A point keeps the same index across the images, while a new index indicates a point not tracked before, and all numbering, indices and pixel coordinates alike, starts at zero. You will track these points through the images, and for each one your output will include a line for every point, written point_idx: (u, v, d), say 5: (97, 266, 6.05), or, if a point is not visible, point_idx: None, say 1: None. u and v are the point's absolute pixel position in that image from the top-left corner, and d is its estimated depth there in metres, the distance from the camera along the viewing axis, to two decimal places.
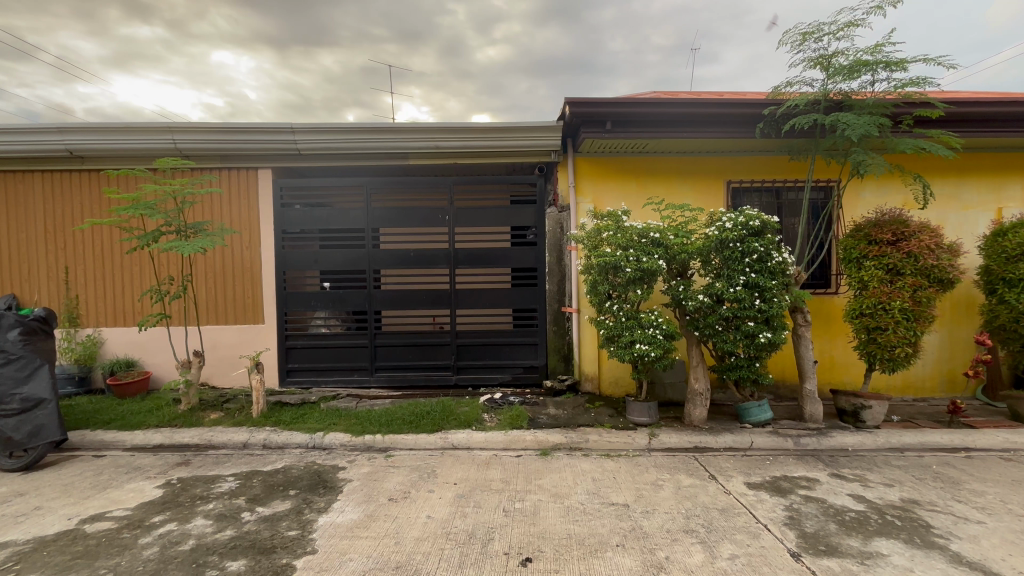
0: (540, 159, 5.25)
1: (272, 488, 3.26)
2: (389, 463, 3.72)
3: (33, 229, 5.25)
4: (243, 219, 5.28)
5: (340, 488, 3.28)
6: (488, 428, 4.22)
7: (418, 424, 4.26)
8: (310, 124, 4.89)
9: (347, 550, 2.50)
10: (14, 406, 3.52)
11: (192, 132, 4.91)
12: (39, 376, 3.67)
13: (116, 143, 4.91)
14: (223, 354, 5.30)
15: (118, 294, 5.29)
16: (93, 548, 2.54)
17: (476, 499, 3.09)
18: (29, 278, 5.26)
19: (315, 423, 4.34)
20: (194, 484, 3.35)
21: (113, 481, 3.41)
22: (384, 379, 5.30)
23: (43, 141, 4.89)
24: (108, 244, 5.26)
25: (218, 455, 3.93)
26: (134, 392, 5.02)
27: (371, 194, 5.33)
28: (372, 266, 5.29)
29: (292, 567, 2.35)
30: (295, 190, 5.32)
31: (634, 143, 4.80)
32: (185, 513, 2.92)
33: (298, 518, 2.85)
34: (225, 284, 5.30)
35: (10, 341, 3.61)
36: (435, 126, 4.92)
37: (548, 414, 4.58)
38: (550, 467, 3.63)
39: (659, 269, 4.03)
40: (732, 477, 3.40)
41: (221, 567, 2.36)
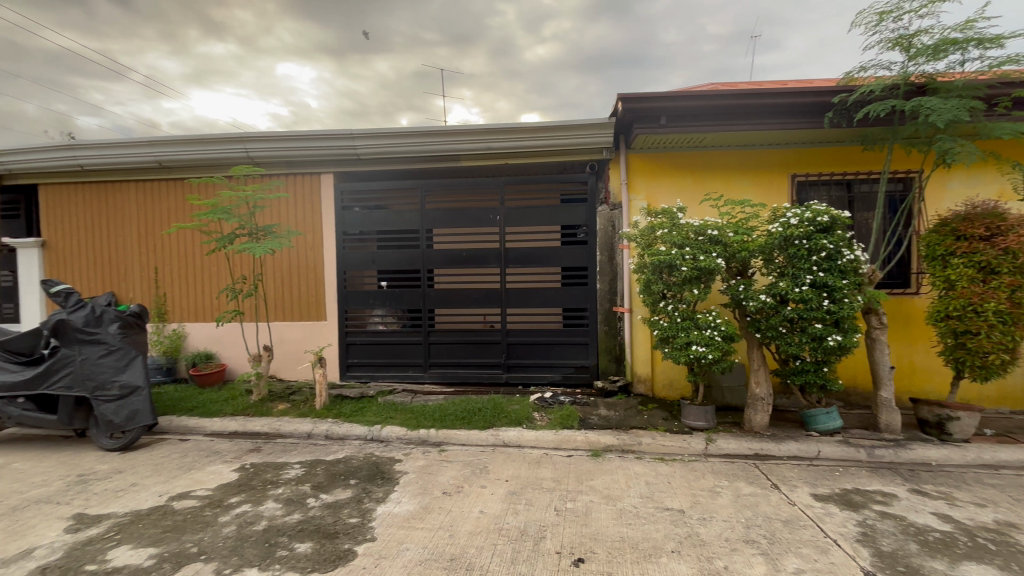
0: (591, 157, 5.19)
1: (334, 477, 3.45)
2: (442, 457, 3.82)
3: (127, 233, 5.82)
4: (307, 222, 5.60)
5: (397, 479, 3.41)
6: (539, 427, 4.23)
7: (469, 421, 4.35)
8: (369, 131, 5.11)
9: (404, 539, 2.60)
10: (115, 392, 3.94)
11: (263, 141, 5.25)
12: (134, 365, 4.08)
13: (197, 153, 5.34)
14: (290, 349, 5.65)
15: (198, 291, 5.76)
16: (180, 523, 2.79)
17: (527, 496, 3.11)
18: (126, 277, 5.85)
19: (373, 417, 4.53)
20: (265, 469, 3.59)
21: (195, 463, 3.73)
22: (437, 375, 5.45)
23: (136, 154, 5.41)
24: (190, 246, 5.74)
25: (285, 443, 4.20)
26: (212, 382, 5.46)
27: (425, 196, 5.48)
28: (425, 266, 5.45)
29: (353, 552, 2.47)
30: (354, 193, 5.57)
31: (690, 137, 4.64)
32: (258, 496, 3.15)
33: (358, 506, 2.99)
34: (291, 283, 5.64)
35: (111, 333, 4.02)
36: (486, 128, 4.99)
37: (599, 415, 4.53)
38: (601, 468, 3.59)
39: (718, 267, 3.88)
40: (797, 488, 3.21)
41: (291, 548, 2.52)
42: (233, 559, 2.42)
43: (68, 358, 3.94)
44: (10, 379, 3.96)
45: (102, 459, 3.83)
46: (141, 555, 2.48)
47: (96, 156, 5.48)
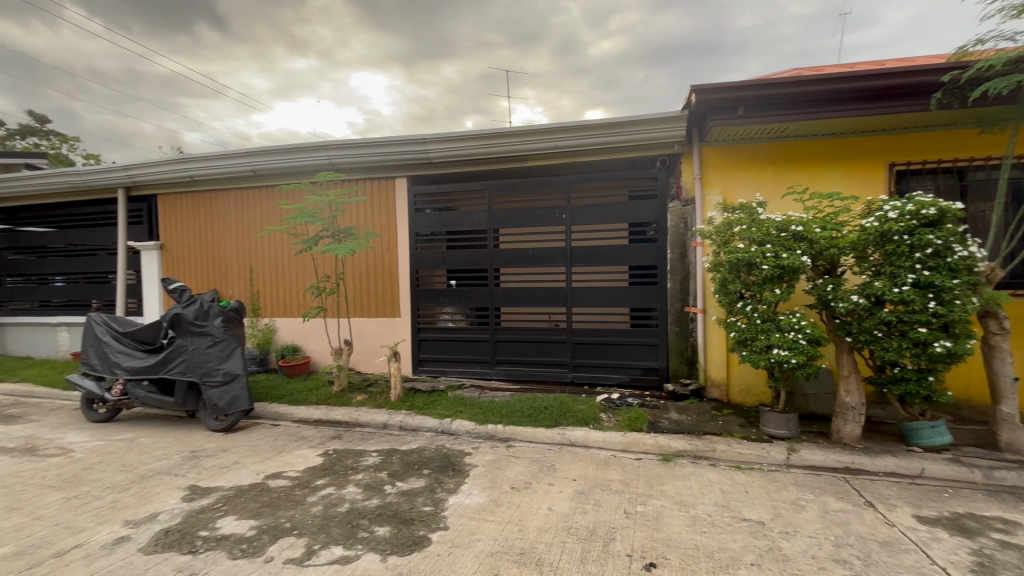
0: (662, 151, 5.02)
1: (409, 466, 3.62)
2: (510, 453, 3.89)
3: (227, 236, 6.46)
4: (383, 224, 5.91)
5: (467, 471, 3.52)
6: (606, 428, 4.18)
7: (536, 418, 4.38)
8: (439, 135, 5.30)
9: (475, 530, 2.68)
10: (219, 379, 4.40)
11: (343, 148, 5.61)
12: (235, 355, 4.52)
13: (286, 162, 5.81)
14: (367, 344, 6.00)
15: (287, 289, 6.26)
16: (275, 500, 3.06)
17: (596, 497, 3.09)
18: (227, 276, 6.50)
19: (443, 410, 4.69)
20: (346, 455, 3.85)
21: (286, 447, 4.07)
22: (504, 372, 5.54)
23: (235, 164, 5.99)
24: (281, 247, 6.25)
25: (363, 432, 4.46)
26: (299, 373, 5.93)
27: (493, 197, 5.59)
28: (492, 265, 5.56)
29: (428, 539, 2.58)
30: (426, 196, 5.79)
31: (772, 127, 4.36)
32: (341, 480, 3.38)
33: (431, 496, 3.12)
34: (368, 281, 5.98)
35: (216, 326, 4.48)
36: (553, 126, 4.99)
37: (670, 418, 4.39)
38: (672, 473, 3.48)
39: (803, 266, 3.61)
40: (896, 508, 2.93)
41: (371, 531, 2.68)
42: (320, 536, 2.62)
43: (182, 347, 4.45)
44: (137, 364, 4.56)
45: (209, 439, 4.28)
46: (244, 525, 2.76)
47: (203, 168, 6.13)
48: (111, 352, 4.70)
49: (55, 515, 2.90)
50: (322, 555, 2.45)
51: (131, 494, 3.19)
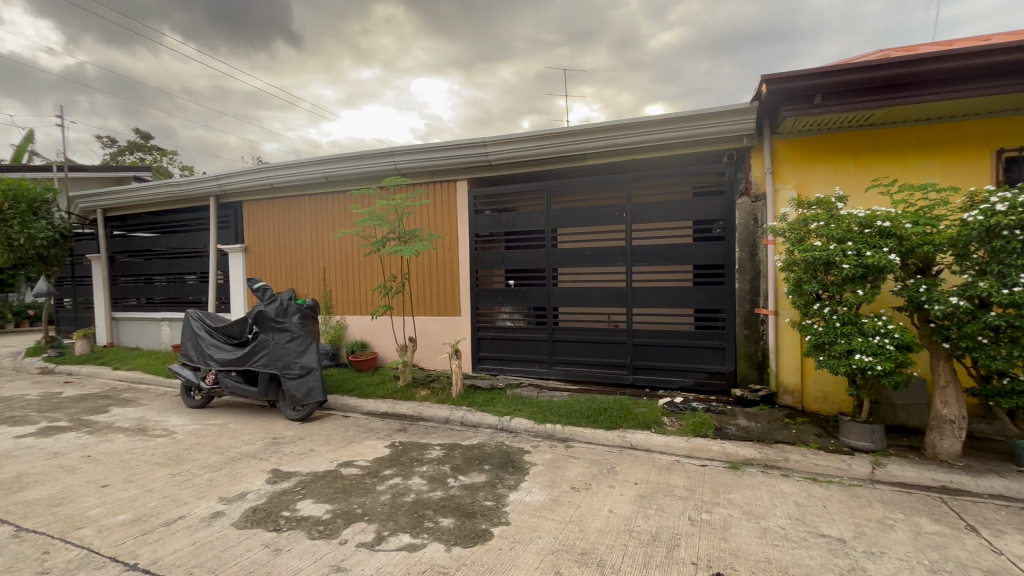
0: (729, 145, 4.80)
1: (470, 461, 3.72)
2: (569, 453, 3.88)
3: (303, 239, 6.93)
4: (445, 225, 6.08)
5: (527, 469, 3.56)
6: (669, 433, 4.07)
7: (595, 419, 4.34)
8: (499, 137, 5.39)
9: (536, 527, 2.71)
10: (297, 371, 4.73)
11: (408, 154, 5.86)
12: (310, 350, 4.83)
13: (356, 168, 6.16)
14: (429, 342, 6.22)
15: (357, 288, 6.62)
16: (347, 486, 3.26)
17: (658, 502, 3.02)
18: (304, 275, 6.98)
19: (503, 408, 4.78)
20: (411, 448, 4.02)
21: (356, 438, 4.31)
22: (562, 372, 5.54)
23: (310, 172, 6.41)
24: (351, 249, 6.62)
25: (427, 426, 4.64)
26: (367, 367, 6.25)
27: (551, 197, 5.59)
28: (551, 265, 5.57)
29: (490, 533, 2.65)
30: (485, 197, 5.90)
31: (854, 115, 4.04)
32: (407, 471, 3.54)
33: (492, 491, 3.20)
34: (431, 281, 6.19)
35: (294, 322, 4.82)
36: (613, 124, 4.91)
37: (738, 425, 4.19)
38: (740, 481, 3.33)
39: (890, 264, 3.33)
40: (1004, 534, 2.63)
41: (436, 521, 2.79)
42: (389, 523, 2.76)
43: (264, 342, 4.85)
44: (228, 356, 5.02)
45: (288, 427, 4.63)
46: (320, 509, 2.96)
47: (282, 175, 6.61)
48: (206, 345, 5.20)
49: (163, 488, 3.26)
50: (391, 541, 2.58)
51: (224, 473, 3.52)
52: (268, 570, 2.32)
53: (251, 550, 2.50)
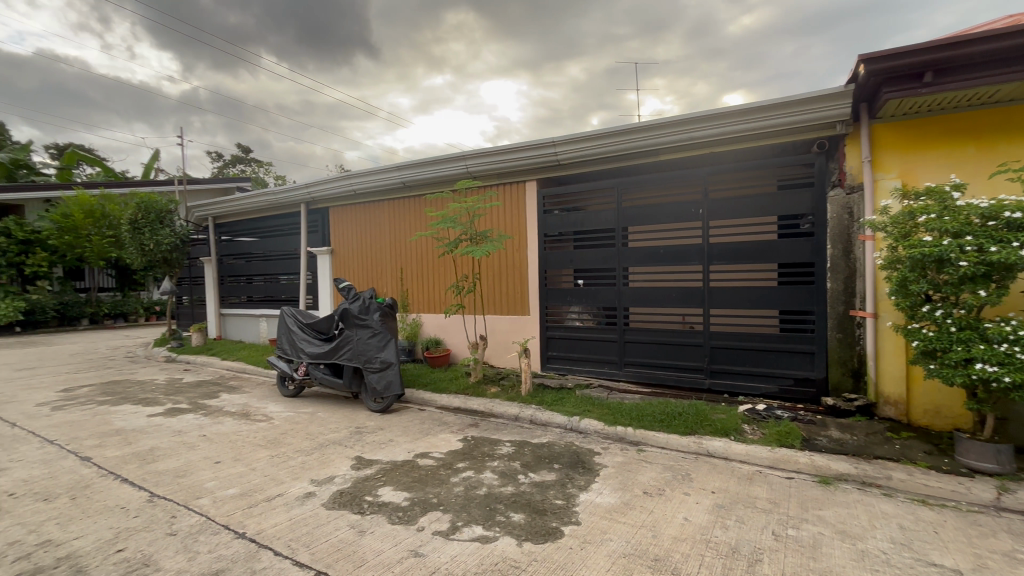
0: (821, 133, 4.42)
1: (540, 459, 3.76)
2: (641, 457, 3.79)
3: (382, 241, 7.35)
4: (514, 226, 6.17)
5: (597, 471, 3.53)
6: (750, 441, 3.84)
7: (669, 424, 4.20)
8: (568, 136, 5.39)
9: (607, 530, 2.68)
10: (378, 366, 5.04)
11: (480, 157, 6.02)
12: (390, 346, 5.12)
13: (430, 173, 6.44)
14: (499, 340, 6.34)
15: (431, 287, 6.91)
16: (424, 477, 3.43)
17: (738, 513, 2.87)
18: (383, 275, 7.41)
19: (572, 408, 4.77)
20: (483, 443, 4.14)
21: (431, 430, 4.51)
22: (632, 374, 5.41)
23: (389, 177, 6.81)
24: (425, 250, 6.92)
25: (497, 423, 4.74)
26: (440, 363, 6.51)
27: (621, 194, 5.47)
28: (621, 265, 5.46)
29: (560, 531, 2.66)
30: (554, 197, 5.90)
31: (973, 92, 3.57)
32: (479, 465, 3.65)
33: (563, 490, 3.21)
34: (501, 280, 6.30)
35: (375, 320, 5.13)
36: (688, 116, 4.72)
37: (830, 436, 3.86)
38: (832, 498, 3.07)
39: (1022, 262, 2.90)
40: None
41: (508, 516, 2.85)
42: (462, 514, 2.87)
43: (349, 337, 5.21)
44: (317, 350, 5.46)
45: (370, 417, 4.94)
46: (399, 496, 3.14)
47: (364, 181, 7.06)
48: (299, 339, 5.69)
49: (264, 468, 3.63)
50: (464, 531, 2.67)
51: (315, 458, 3.83)
52: (354, 549, 2.51)
53: (339, 530, 2.71)
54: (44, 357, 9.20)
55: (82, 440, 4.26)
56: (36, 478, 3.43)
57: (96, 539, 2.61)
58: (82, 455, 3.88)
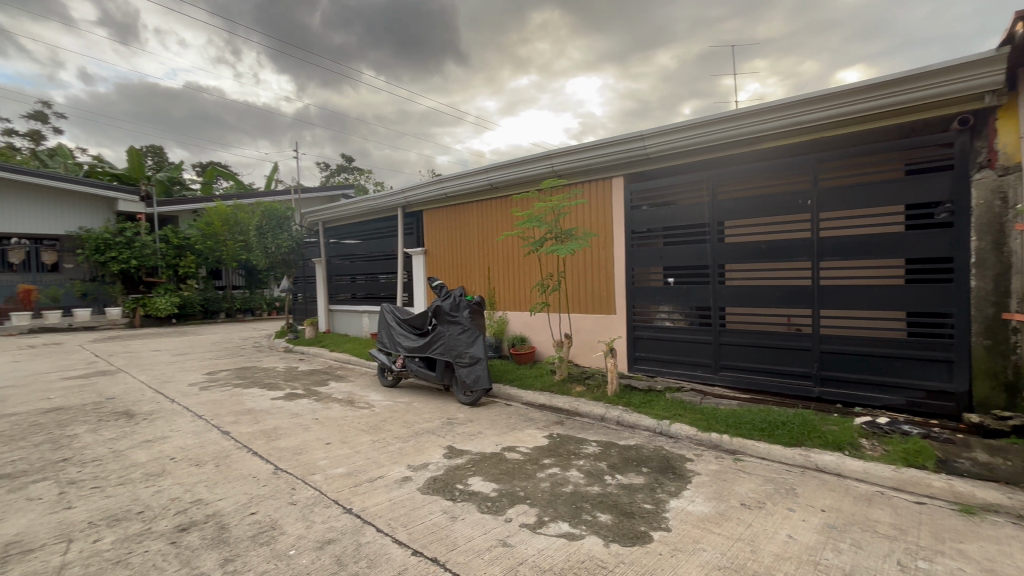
0: (963, 107, 3.81)
1: (628, 461, 3.68)
2: (738, 467, 3.56)
3: (471, 241, 7.64)
4: (600, 223, 6.08)
5: (689, 478, 3.38)
6: (869, 458, 3.44)
7: (771, 434, 3.89)
8: (657, 128, 5.21)
9: (700, 539, 2.57)
10: (467, 360, 5.26)
11: (566, 155, 6.03)
12: (478, 342, 5.32)
13: (516, 173, 6.58)
14: (585, 339, 6.28)
15: (517, 286, 7.04)
16: (511, 470, 3.52)
17: (853, 536, 2.59)
18: (471, 274, 7.71)
19: (662, 411, 4.60)
20: (568, 441, 4.15)
21: (517, 425, 4.61)
22: (729, 379, 5.08)
23: (477, 178, 7.07)
24: (511, 249, 7.08)
25: (583, 422, 4.72)
26: (526, 361, 6.63)
27: (716, 186, 5.16)
28: (717, 262, 5.15)
29: (650, 536, 2.60)
30: (643, 192, 5.71)
31: None
32: (565, 462, 3.67)
33: (652, 494, 3.12)
34: (586, 279, 6.24)
35: (464, 316, 5.38)
36: (793, 98, 4.32)
37: (974, 459, 3.33)
38: (977, 531, 2.64)
39: None
40: None
41: (595, 515, 2.84)
42: (549, 510, 2.91)
43: (441, 333, 5.50)
44: (412, 344, 5.84)
45: (460, 409, 5.17)
46: (488, 487, 3.26)
47: (455, 184, 7.41)
48: (396, 334, 6.12)
49: (367, 451, 3.96)
50: (551, 527, 2.71)
51: (411, 445, 4.10)
52: (447, 534, 2.65)
53: (433, 514, 2.88)
54: (193, 345, 10.83)
55: (223, 417, 4.96)
56: (190, 446, 4.07)
57: (235, 502, 3.04)
58: (223, 429, 4.53)
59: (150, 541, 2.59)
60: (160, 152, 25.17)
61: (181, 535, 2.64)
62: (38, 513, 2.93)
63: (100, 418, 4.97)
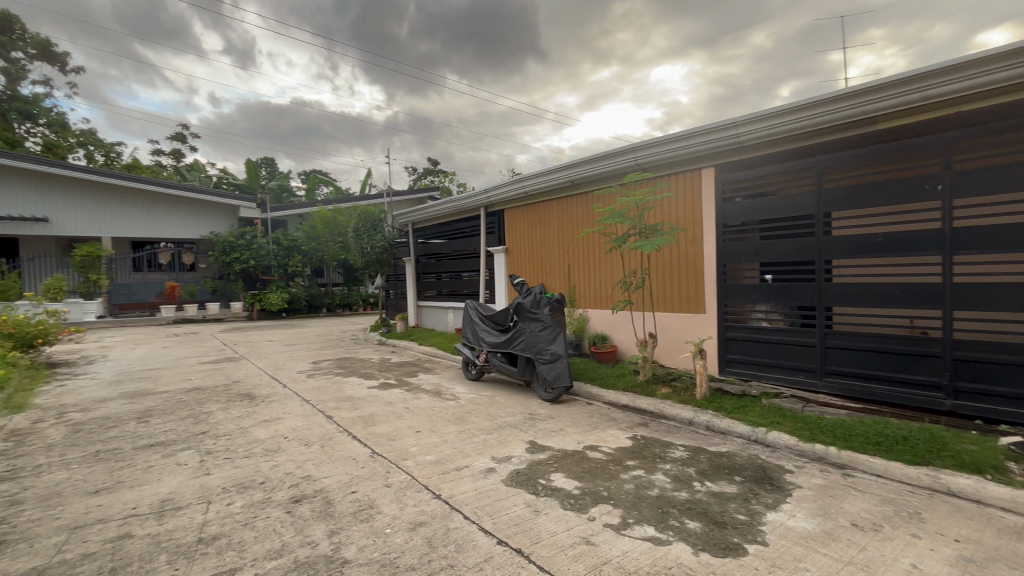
0: None
1: (718, 468, 3.49)
2: (848, 483, 3.22)
3: (551, 239, 7.66)
4: (688, 217, 5.80)
5: (789, 490, 3.12)
6: (1018, 485, 2.94)
7: (889, 449, 3.48)
8: (751, 114, 4.86)
9: (802, 558, 2.37)
10: (548, 357, 5.29)
11: (650, 148, 5.84)
12: (558, 339, 5.33)
13: (598, 169, 6.48)
14: (670, 339, 6.04)
15: (598, 283, 6.94)
16: (593, 469, 3.50)
17: (997, 573, 2.24)
18: (552, 272, 7.73)
19: (757, 418, 4.30)
20: (653, 444, 4.02)
21: (599, 425, 4.56)
22: (836, 386, 4.62)
23: (557, 175, 7.08)
24: (593, 246, 6.99)
25: (668, 425, 4.55)
26: (607, 360, 6.53)
27: (822, 174, 4.71)
28: (822, 256, 4.69)
29: (744, 549, 2.45)
30: (735, 183, 5.36)
31: None
32: (650, 465, 3.56)
33: (746, 505, 2.93)
34: (672, 276, 5.98)
35: (545, 314, 5.42)
36: (916, 72, 3.80)
37: None
38: None
39: None
40: None
41: (682, 522, 2.73)
42: (633, 512, 2.85)
43: (523, 330, 5.60)
44: (495, 340, 6.00)
45: (541, 405, 5.22)
46: (570, 484, 3.26)
47: (535, 182, 7.48)
48: (479, 329, 6.33)
49: (453, 441, 4.15)
50: (636, 529, 2.65)
51: (494, 438, 4.22)
52: (531, 527, 2.70)
53: (517, 507, 2.95)
54: (300, 336, 12.01)
55: (327, 402, 5.46)
56: (300, 427, 4.54)
57: (338, 480, 3.34)
58: (326, 414, 4.99)
59: (270, 509, 2.94)
60: (272, 163, 28.14)
61: (295, 506, 2.96)
62: (185, 477, 3.44)
63: (229, 398, 5.70)
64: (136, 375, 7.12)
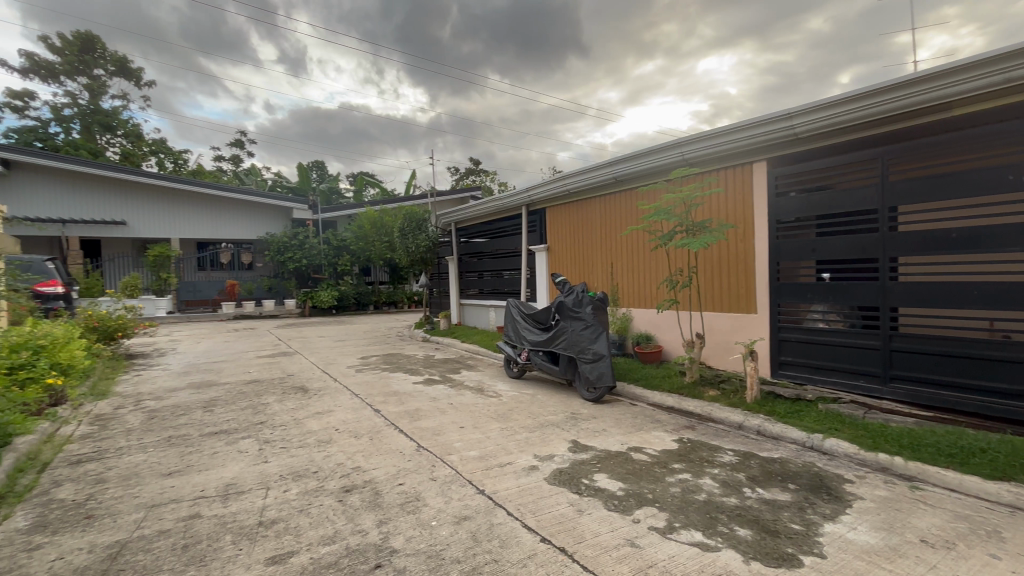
0: None
1: (770, 475, 3.35)
2: (917, 496, 3.01)
3: (594, 237, 7.57)
4: (739, 213, 5.57)
5: (849, 501, 2.95)
6: None
7: (964, 462, 3.22)
8: (808, 104, 4.61)
9: (863, 573, 2.24)
10: (591, 356, 5.24)
11: (698, 142, 5.66)
12: (601, 338, 5.27)
13: (642, 165, 6.35)
14: (718, 339, 5.84)
15: (642, 282, 6.80)
16: (638, 471, 3.44)
17: None
18: (594, 270, 7.64)
19: (813, 424, 4.08)
20: (701, 447, 3.91)
21: (643, 426, 4.47)
22: (902, 393, 4.31)
23: (601, 172, 7.00)
24: (637, 244, 6.86)
25: (717, 428, 4.40)
26: (652, 360, 6.39)
27: (886, 165, 4.40)
28: (887, 254, 4.39)
29: (798, 560, 2.34)
30: (790, 177, 5.11)
31: None
32: (697, 469, 3.46)
33: (801, 514, 2.80)
34: (721, 274, 5.77)
35: (588, 312, 5.37)
36: (998, 52, 3.48)
37: None
38: None
39: None
40: None
41: (731, 529, 2.64)
42: (680, 516, 2.78)
43: (565, 329, 5.57)
44: (537, 338, 6.00)
45: (583, 404, 5.18)
46: (614, 485, 3.23)
47: (578, 180, 7.42)
48: (521, 328, 6.36)
49: (496, 437, 4.20)
50: (682, 534, 2.59)
51: (536, 436, 4.23)
52: (574, 526, 2.69)
53: (560, 505, 2.95)
54: (350, 333, 12.47)
55: (374, 396, 5.65)
56: (350, 420, 4.72)
57: (386, 472, 3.46)
58: (374, 408, 5.17)
59: (323, 497, 3.08)
60: (323, 167, 29.37)
61: (346, 495, 3.09)
62: (246, 463, 3.67)
63: (284, 391, 6.02)
64: (202, 367, 7.65)
